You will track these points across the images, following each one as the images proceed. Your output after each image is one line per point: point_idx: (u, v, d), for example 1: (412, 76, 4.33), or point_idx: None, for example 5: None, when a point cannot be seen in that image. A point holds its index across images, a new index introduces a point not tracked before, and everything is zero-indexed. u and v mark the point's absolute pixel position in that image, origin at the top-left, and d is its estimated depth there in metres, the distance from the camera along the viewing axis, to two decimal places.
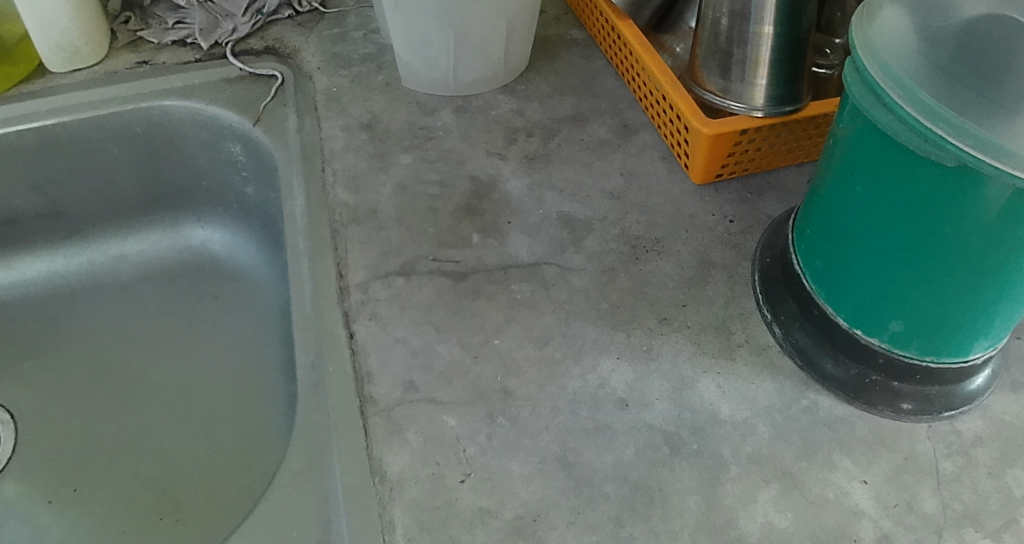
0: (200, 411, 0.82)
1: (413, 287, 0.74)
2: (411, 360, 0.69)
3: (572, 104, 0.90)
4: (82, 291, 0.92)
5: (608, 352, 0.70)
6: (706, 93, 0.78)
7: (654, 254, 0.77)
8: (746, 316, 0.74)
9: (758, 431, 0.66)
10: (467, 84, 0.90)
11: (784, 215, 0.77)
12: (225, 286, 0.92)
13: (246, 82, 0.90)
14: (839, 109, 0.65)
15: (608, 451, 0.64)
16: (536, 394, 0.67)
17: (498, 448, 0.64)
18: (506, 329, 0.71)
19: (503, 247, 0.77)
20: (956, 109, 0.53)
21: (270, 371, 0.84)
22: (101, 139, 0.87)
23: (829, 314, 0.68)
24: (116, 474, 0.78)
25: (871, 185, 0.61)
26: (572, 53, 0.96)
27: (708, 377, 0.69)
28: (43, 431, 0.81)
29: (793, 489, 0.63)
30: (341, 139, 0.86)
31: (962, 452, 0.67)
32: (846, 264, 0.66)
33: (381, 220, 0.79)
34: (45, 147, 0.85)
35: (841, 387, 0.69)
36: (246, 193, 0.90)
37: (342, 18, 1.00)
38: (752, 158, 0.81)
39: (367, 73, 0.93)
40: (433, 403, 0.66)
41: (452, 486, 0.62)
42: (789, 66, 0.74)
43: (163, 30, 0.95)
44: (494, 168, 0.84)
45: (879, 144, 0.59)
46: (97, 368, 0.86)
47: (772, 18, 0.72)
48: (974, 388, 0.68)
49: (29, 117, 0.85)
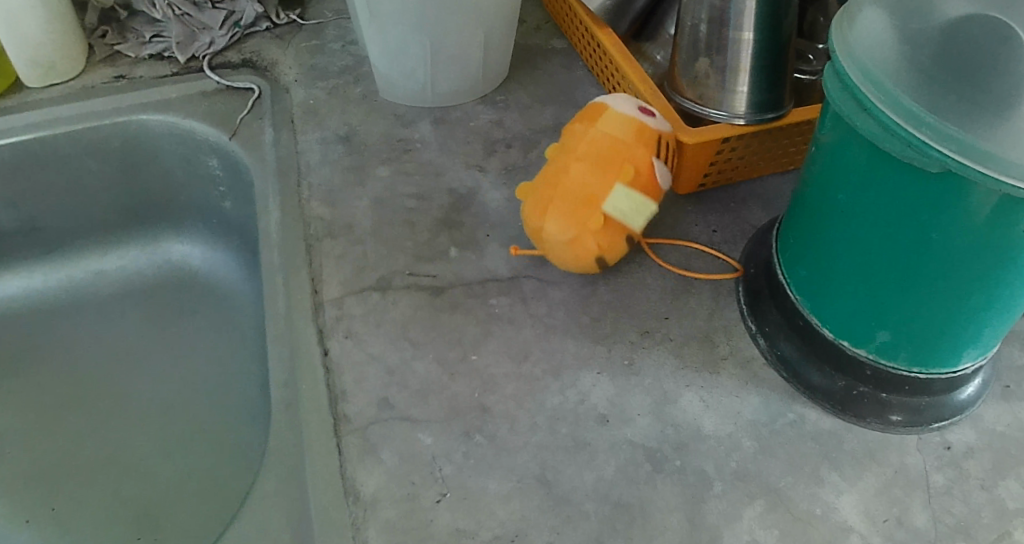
0: (178, 429, 0.81)
1: (389, 303, 0.72)
2: (387, 378, 0.67)
3: (553, 113, 0.88)
4: (17, 357, 0.87)
5: (589, 366, 0.68)
6: (686, 100, 0.77)
7: (636, 265, 0.76)
8: (730, 328, 0.72)
9: (742, 446, 0.65)
10: (445, 96, 0.88)
11: (767, 224, 0.76)
12: (206, 304, 0.91)
13: (222, 96, 0.89)
14: (819, 116, 0.64)
15: (589, 469, 0.62)
16: (515, 410, 0.65)
17: (475, 467, 0.62)
18: (484, 344, 0.69)
19: (482, 261, 0.75)
20: (939, 113, 0.52)
21: (249, 391, 0.82)
22: (94, 292, 0.92)
23: (814, 326, 0.67)
24: (92, 491, 0.77)
25: (857, 192, 0.59)
26: (553, 62, 0.94)
27: (691, 391, 0.68)
28: (22, 448, 0.81)
29: (779, 505, 0.62)
30: (318, 153, 0.84)
31: (952, 464, 0.65)
32: (832, 273, 0.64)
33: (357, 235, 0.77)
34: (9, 317, 0.89)
35: (829, 399, 0.67)
36: (224, 208, 0.89)
37: (321, 30, 0.99)
38: (735, 166, 0.80)
39: (345, 84, 0.92)
40: (409, 421, 0.64)
41: (427, 507, 0.60)
42: (769, 73, 0.73)
43: (140, 44, 0.94)
44: (473, 180, 0.82)
45: (862, 151, 0.58)
46: (72, 387, 0.85)
47: (752, 23, 0.71)
48: (964, 398, 0.67)
49: (6, 296, 0.90)
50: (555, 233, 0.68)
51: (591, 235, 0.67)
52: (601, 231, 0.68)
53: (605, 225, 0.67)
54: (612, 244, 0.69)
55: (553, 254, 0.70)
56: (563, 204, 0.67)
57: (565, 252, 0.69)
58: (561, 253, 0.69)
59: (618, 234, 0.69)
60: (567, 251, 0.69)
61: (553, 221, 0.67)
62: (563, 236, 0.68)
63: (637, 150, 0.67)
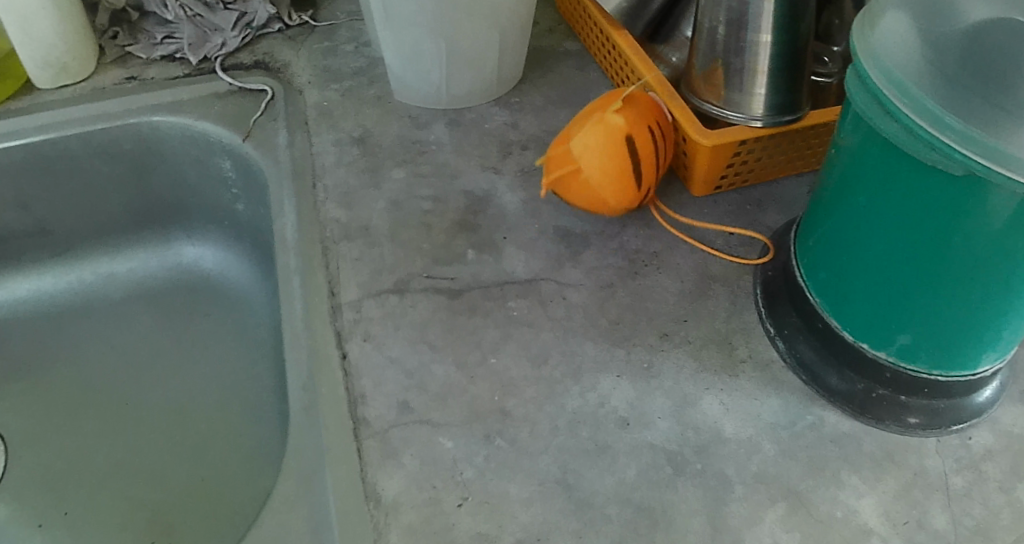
0: (191, 432, 0.81)
1: (407, 306, 0.72)
2: (406, 381, 0.67)
3: (567, 115, 0.88)
4: (29, 360, 0.86)
5: (608, 370, 0.68)
6: (703, 102, 0.77)
7: (654, 268, 0.76)
8: (748, 331, 0.72)
9: (763, 449, 0.65)
10: (459, 98, 0.88)
11: (785, 226, 0.76)
12: (218, 306, 0.91)
13: (235, 98, 0.89)
14: (840, 118, 0.63)
15: (609, 473, 0.62)
16: (535, 414, 0.65)
17: (496, 470, 0.62)
18: (502, 347, 0.69)
19: (499, 263, 0.75)
20: (963, 116, 0.52)
21: (264, 393, 0.82)
22: (105, 294, 0.92)
23: (834, 328, 0.67)
24: (105, 496, 0.77)
25: (878, 195, 0.59)
26: (566, 64, 0.94)
27: (711, 394, 0.67)
28: (34, 452, 0.80)
29: (800, 508, 0.62)
30: (332, 155, 0.84)
31: (972, 467, 0.65)
32: (852, 276, 0.64)
33: (374, 237, 0.77)
34: (20, 320, 0.89)
35: (847, 402, 0.67)
36: (237, 210, 0.89)
37: (333, 32, 0.98)
38: (751, 168, 0.80)
39: (358, 86, 0.91)
40: (429, 424, 0.64)
41: (449, 511, 0.60)
42: (787, 75, 0.73)
43: (151, 45, 0.94)
44: (489, 182, 0.82)
45: (884, 153, 0.58)
46: (84, 390, 0.84)
47: (770, 25, 0.70)
48: (983, 401, 0.67)
49: (17, 299, 0.90)
50: (581, 131, 0.72)
51: (613, 111, 0.71)
52: (622, 109, 0.72)
53: (624, 108, 0.72)
54: (639, 124, 0.72)
55: (588, 158, 0.72)
56: (581, 117, 0.74)
57: (596, 136, 0.71)
58: (595, 146, 0.71)
59: (642, 122, 0.72)
60: (600, 141, 0.71)
61: (577, 126, 0.73)
62: (589, 123, 0.72)
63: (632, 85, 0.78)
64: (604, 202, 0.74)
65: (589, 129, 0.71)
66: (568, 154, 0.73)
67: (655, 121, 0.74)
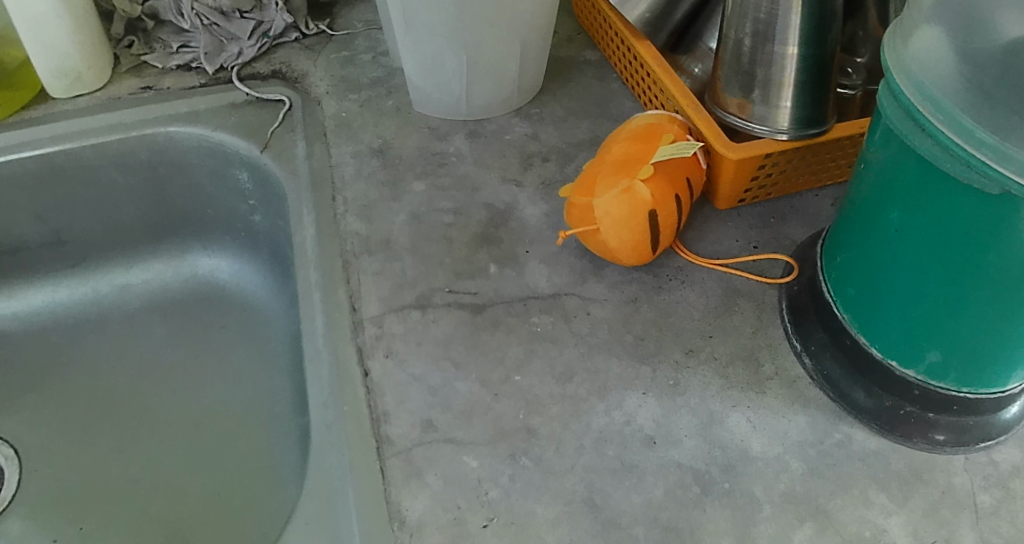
0: (208, 446, 0.81)
1: (429, 321, 0.71)
2: (430, 398, 0.66)
3: (588, 127, 0.87)
4: (43, 373, 0.86)
5: (634, 387, 0.67)
6: (728, 114, 0.76)
7: (678, 282, 0.75)
8: (775, 346, 0.71)
9: (791, 468, 0.64)
10: (479, 109, 0.87)
11: (810, 239, 0.75)
12: (236, 317, 0.90)
13: (253, 108, 0.88)
14: (870, 132, 0.63)
15: (636, 492, 0.61)
16: (560, 431, 0.64)
17: (521, 490, 0.61)
18: (527, 363, 0.69)
19: (522, 278, 0.74)
20: (999, 134, 0.51)
21: (281, 407, 0.81)
22: (120, 304, 0.91)
23: (863, 345, 0.66)
24: (122, 512, 0.76)
25: (910, 212, 0.58)
26: (587, 74, 0.93)
27: (738, 412, 0.67)
28: (49, 467, 0.80)
29: (829, 528, 0.61)
30: (351, 166, 0.83)
31: (1000, 485, 0.64)
32: (882, 294, 0.63)
33: (394, 251, 0.76)
34: (34, 332, 0.89)
35: (874, 419, 0.66)
36: (254, 221, 0.88)
37: (350, 41, 0.98)
38: (775, 182, 0.79)
39: (377, 97, 0.91)
40: (453, 443, 0.63)
41: (474, 532, 0.59)
42: (814, 88, 0.72)
43: (167, 54, 0.93)
44: (510, 194, 0.81)
45: (917, 171, 0.57)
46: (100, 403, 0.84)
47: (797, 37, 0.70)
48: (1011, 417, 0.65)
49: (33, 310, 0.90)
50: (607, 192, 0.69)
51: (642, 182, 0.69)
52: (652, 179, 0.69)
53: (655, 176, 0.69)
54: (664, 201, 0.69)
55: (607, 225, 0.69)
56: (610, 170, 0.71)
57: (620, 206, 0.68)
58: (618, 216, 0.69)
59: (669, 190, 0.70)
60: (623, 212, 0.69)
61: (605, 183, 0.70)
62: (617, 189, 0.69)
63: (672, 127, 0.73)
64: (617, 258, 0.72)
65: (615, 194, 0.69)
66: (590, 210, 0.71)
67: (680, 187, 0.71)
